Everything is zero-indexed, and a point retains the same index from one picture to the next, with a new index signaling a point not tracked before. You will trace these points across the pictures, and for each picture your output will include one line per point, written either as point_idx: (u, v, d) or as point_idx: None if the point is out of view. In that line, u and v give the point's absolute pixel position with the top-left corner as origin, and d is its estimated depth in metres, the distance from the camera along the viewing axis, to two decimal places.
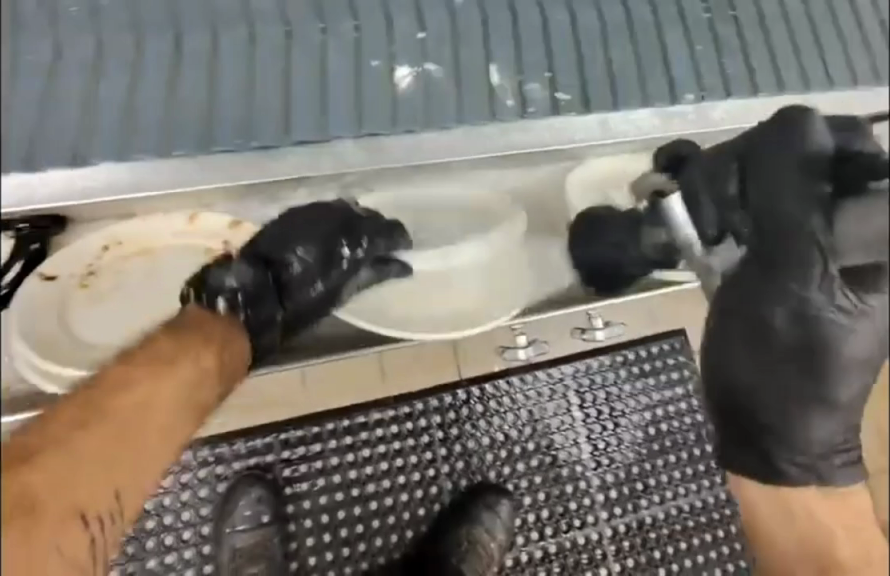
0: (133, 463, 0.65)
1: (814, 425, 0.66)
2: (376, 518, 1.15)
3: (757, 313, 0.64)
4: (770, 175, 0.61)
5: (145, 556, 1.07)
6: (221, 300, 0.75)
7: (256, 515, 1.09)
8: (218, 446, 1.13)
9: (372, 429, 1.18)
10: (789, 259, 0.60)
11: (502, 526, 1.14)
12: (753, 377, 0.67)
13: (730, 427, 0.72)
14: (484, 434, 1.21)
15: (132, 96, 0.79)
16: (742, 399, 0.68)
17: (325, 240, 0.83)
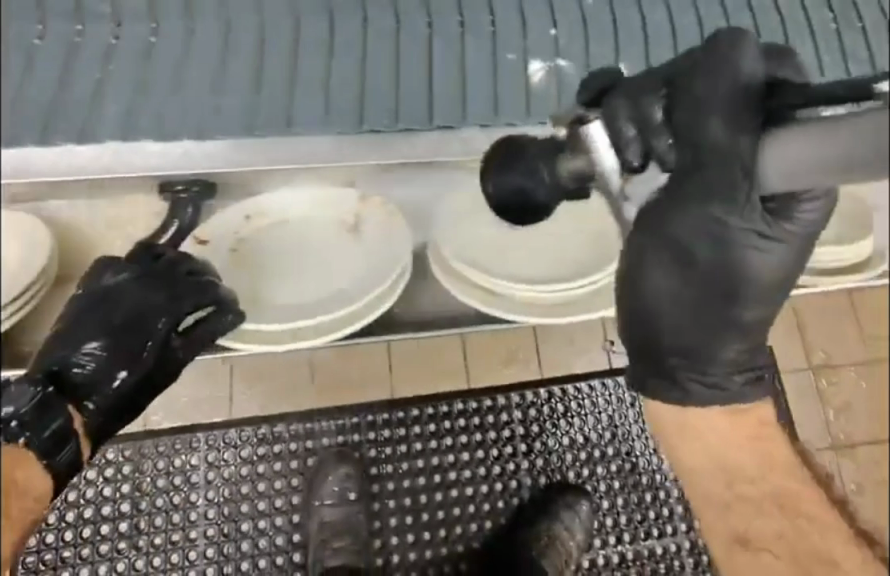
0: None
1: (727, 349, 0.60)
2: (455, 507, 1.18)
3: (681, 235, 0.55)
4: (706, 104, 0.50)
5: (239, 518, 1.14)
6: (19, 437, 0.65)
7: (343, 491, 1.14)
8: (309, 421, 1.20)
9: (455, 419, 1.23)
10: (705, 182, 0.52)
11: (582, 526, 1.17)
12: (671, 296, 0.58)
13: (644, 353, 0.61)
14: (564, 434, 1.25)
15: (225, 76, 0.78)
16: (667, 329, 0.59)
17: (135, 315, 0.75)
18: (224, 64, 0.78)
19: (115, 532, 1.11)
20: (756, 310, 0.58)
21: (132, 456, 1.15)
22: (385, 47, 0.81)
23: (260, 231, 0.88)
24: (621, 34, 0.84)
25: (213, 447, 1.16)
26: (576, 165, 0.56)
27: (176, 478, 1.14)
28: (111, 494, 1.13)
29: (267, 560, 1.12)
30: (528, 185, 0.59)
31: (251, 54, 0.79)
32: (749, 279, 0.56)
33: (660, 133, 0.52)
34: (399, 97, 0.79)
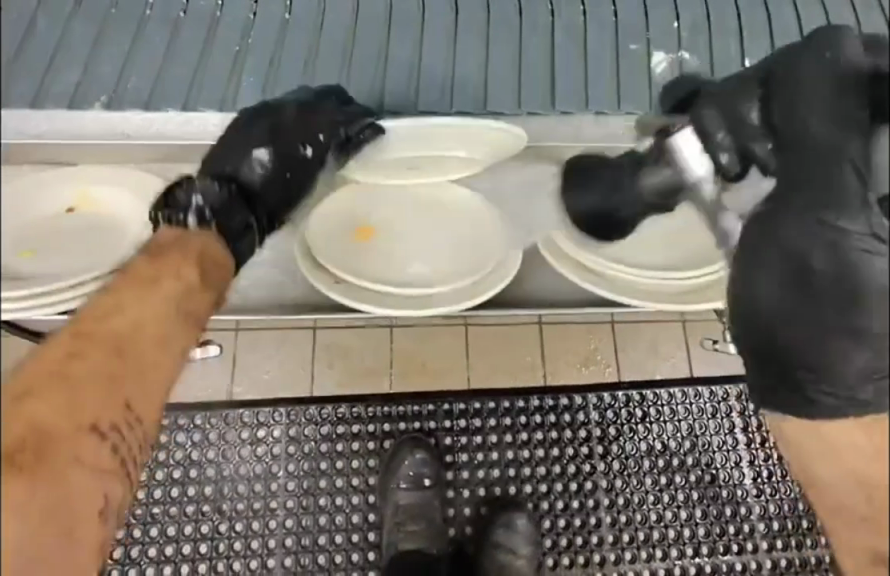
0: (135, 367, 0.58)
1: (855, 357, 0.49)
2: (529, 501, 1.25)
3: (791, 231, 0.52)
4: (804, 92, 0.53)
5: (318, 493, 1.21)
6: (190, 215, 0.68)
7: (419, 477, 1.19)
8: (387, 405, 1.27)
9: (532, 415, 1.29)
10: (823, 174, 0.52)
11: (524, 539, 1.20)
12: (784, 304, 0.52)
13: (766, 375, 0.54)
14: (642, 440, 1.30)
15: (350, 62, 0.82)
16: (778, 336, 0.52)
17: (284, 145, 0.75)
18: (350, 48, 0.83)
19: (201, 495, 1.19)
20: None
21: (219, 423, 1.23)
22: (508, 37, 0.84)
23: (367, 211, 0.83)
24: (744, 29, 0.83)
25: (295, 422, 1.24)
26: (658, 177, 0.64)
27: (259, 449, 1.22)
28: (198, 458, 1.21)
29: (344, 536, 1.19)
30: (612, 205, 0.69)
31: (378, 43, 0.83)
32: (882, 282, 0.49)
33: (758, 137, 0.56)
34: (521, 87, 0.82)
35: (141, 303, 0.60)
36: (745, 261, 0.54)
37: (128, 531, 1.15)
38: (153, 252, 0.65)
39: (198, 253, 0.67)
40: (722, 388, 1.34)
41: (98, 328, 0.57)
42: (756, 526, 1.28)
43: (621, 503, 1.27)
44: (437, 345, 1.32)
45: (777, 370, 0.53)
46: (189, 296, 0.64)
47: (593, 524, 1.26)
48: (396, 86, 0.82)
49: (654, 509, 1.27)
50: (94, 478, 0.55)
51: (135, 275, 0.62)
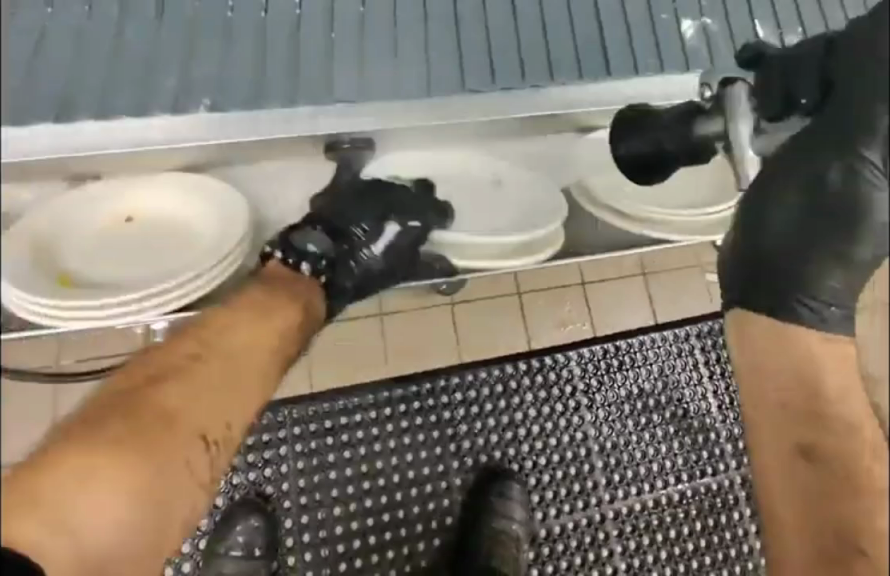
0: (241, 392, 0.75)
1: (833, 277, 0.57)
2: (528, 459, 1.34)
3: (810, 162, 0.58)
4: (859, 51, 0.58)
5: (330, 485, 1.27)
6: (305, 265, 0.80)
7: (249, 543, 1.20)
8: (385, 390, 1.31)
9: (522, 377, 1.37)
10: (849, 113, 0.56)
11: (520, 511, 1.28)
12: (788, 232, 0.59)
13: (760, 279, 0.60)
14: (621, 386, 1.40)
15: (361, 61, 0.82)
16: (774, 256, 0.59)
17: (384, 209, 0.81)
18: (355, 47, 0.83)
19: (213, 507, 1.23)
20: (872, 248, 0.55)
21: None
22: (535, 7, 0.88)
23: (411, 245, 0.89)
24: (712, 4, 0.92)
25: (306, 420, 1.28)
26: (709, 126, 0.67)
27: (266, 452, 1.26)
28: None
29: (360, 522, 1.26)
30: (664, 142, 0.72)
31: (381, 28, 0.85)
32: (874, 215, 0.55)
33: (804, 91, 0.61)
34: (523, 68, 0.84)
35: (251, 329, 0.77)
36: (762, 193, 0.61)
37: None
38: (266, 284, 0.78)
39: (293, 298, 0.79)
40: (686, 329, 1.46)
41: (220, 344, 0.74)
42: (725, 448, 1.41)
43: (609, 446, 1.37)
44: (419, 324, 1.37)
45: (775, 289, 0.59)
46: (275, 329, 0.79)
47: (586, 470, 1.35)
48: (445, 76, 0.82)
49: (638, 447, 1.38)
50: (191, 482, 0.71)
51: (237, 313, 0.76)
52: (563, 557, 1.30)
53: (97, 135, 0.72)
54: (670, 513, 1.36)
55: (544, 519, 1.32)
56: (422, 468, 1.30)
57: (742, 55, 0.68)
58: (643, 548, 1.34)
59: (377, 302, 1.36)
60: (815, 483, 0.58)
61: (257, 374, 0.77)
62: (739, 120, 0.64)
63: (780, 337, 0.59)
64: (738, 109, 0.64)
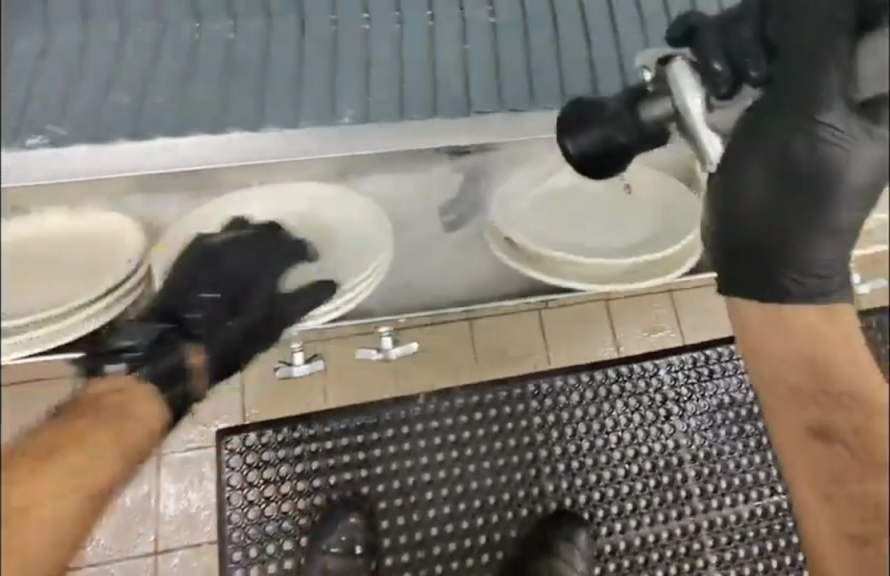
0: (32, 518, 0.64)
1: (821, 246, 0.51)
2: (619, 467, 1.33)
3: (767, 137, 0.51)
4: (799, 14, 0.53)
5: (425, 487, 1.27)
6: (121, 363, 0.76)
7: (349, 542, 1.21)
8: (476, 393, 1.34)
9: (612, 384, 1.37)
10: (798, 79, 0.50)
11: (580, 555, 1.24)
12: (767, 206, 0.52)
13: (742, 261, 0.54)
14: (712, 396, 1.38)
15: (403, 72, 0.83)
16: (753, 235, 0.53)
17: (229, 278, 0.83)
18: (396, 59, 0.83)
19: (311, 506, 1.25)
20: (848, 211, 0.50)
21: (318, 434, 1.28)
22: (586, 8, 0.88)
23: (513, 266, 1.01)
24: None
25: (399, 421, 1.31)
26: (655, 110, 0.61)
27: (361, 453, 1.28)
28: (304, 470, 1.26)
29: (455, 524, 1.25)
30: (609, 131, 0.65)
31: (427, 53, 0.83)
32: (842, 179, 0.49)
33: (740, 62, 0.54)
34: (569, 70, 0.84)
35: (103, 454, 0.72)
36: (736, 160, 0.52)
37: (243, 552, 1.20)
38: (116, 403, 0.74)
39: (124, 387, 0.76)
40: None
41: (87, 429, 0.71)
42: None
43: (702, 455, 1.34)
44: (510, 331, 1.40)
45: (760, 267, 0.53)
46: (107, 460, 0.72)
47: (679, 479, 1.32)
48: (490, 72, 0.84)
49: (732, 457, 1.34)
50: None
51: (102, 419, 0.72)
52: (658, 567, 1.27)
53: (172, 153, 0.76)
54: (767, 526, 1.30)
55: (637, 527, 1.29)
56: (514, 472, 1.30)
57: (672, 34, 0.61)
58: (741, 561, 1.28)
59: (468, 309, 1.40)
60: (840, 469, 0.53)
61: (83, 504, 0.69)
62: (686, 101, 0.56)
63: (775, 320, 0.54)
64: (682, 91, 0.56)
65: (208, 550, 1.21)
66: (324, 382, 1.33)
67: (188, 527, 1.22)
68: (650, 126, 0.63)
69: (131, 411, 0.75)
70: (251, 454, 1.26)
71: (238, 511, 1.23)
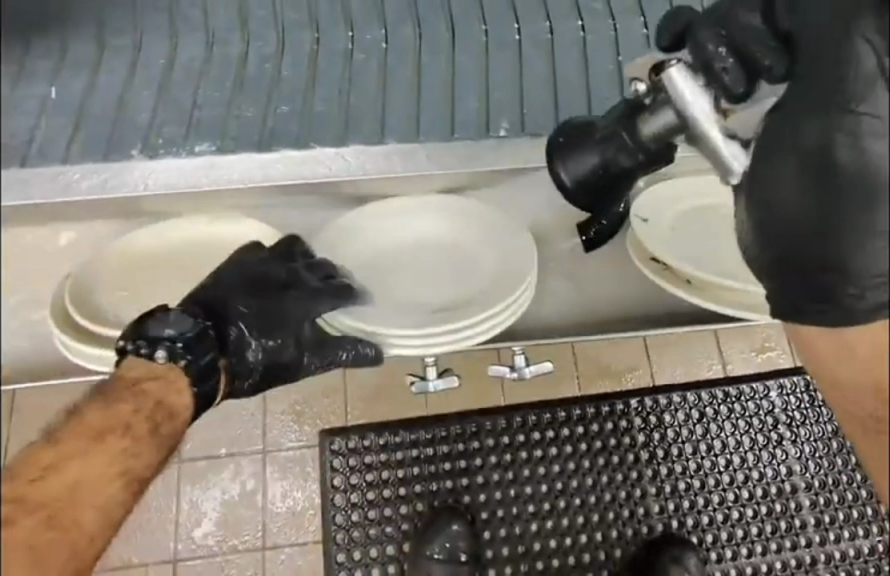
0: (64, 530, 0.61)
1: (865, 247, 0.51)
2: (729, 491, 1.26)
3: (798, 143, 0.53)
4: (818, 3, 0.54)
5: (525, 500, 1.26)
6: (161, 350, 0.71)
7: (454, 550, 1.20)
8: (573, 407, 1.31)
9: (721, 405, 1.31)
10: (821, 80, 0.53)
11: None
12: (806, 209, 0.53)
13: (790, 271, 0.54)
14: (827, 421, 1.31)
15: (518, 80, 0.88)
16: (800, 242, 0.53)
17: (265, 292, 0.77)
18: (523, 70, 0.89)
19: (413, 512, 1.27)
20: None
21: (419, 440, 1.31)
22: None
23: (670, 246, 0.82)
24: None
25: (500, 431, 1.30)
26: (659, 121, 0.59)
27: (461, 462, 1.29)
28: (406, 476, 1.29)
29: (557, 540, 1.23)
30: (611, 153, 0.63)
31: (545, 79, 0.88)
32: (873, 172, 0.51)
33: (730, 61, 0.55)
34: None
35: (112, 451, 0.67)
36: (771, 163, 0.54)
37: (349, 554, 1.24)
38: (150, 379, 0.71)
39: (165, 373, 0.72)
40: None
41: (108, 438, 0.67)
42: None
43: (817, 484, 1.27)
44: (613, 349, 1.37)
45: (802, 275, 0.53)
46: (133, 452, 0.68)
47: (793, 507, 1.25)
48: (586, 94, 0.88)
49: (848, 488, 1.27)
50: None
51: (126, 402, 0.70)
52: None
53: (290, 159, 0.82)
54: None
55: (750, 556, 1.22)
56: (618, 489, 1.26)
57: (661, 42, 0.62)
58: None
59: None
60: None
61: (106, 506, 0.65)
62: (692, 104, 0.56)
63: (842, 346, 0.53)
64: (687, 94, 0.56)
65: (313, 549, 1.26)
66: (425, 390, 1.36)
67: (293, 526, 1.27)
68: (652, 143, 0.62)
69: (168, 392, 0.71)
70: (354, 457, 1.30)
71: (343, 512, 1.27)
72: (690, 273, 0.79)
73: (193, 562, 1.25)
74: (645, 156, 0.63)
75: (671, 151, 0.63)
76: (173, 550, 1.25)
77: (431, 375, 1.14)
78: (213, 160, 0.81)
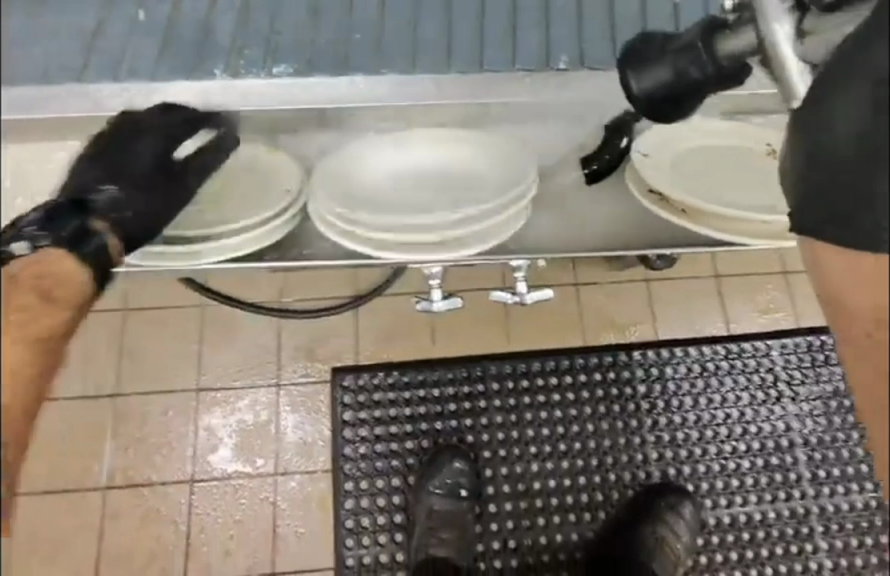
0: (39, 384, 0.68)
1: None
2: (726, 443, 1.32)
3: (880, 69, 0.50)
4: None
5: (529, 441, 1.32)
6: (25, 244, 0.73)
7: (456, 486, 1.26)
8: (579, 356, 1.37)
9: (722, 359, 1.37)
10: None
11: (686, 527, 1.25)
12: (853, 135, 0.51)
13: (822, 201, 0.53)
14: (828, 382, 1.37)
15: (571, 24, 0.91)
16: (832, 169, 0.53)
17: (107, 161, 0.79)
18: (579, 15, 0.92)
19: (420, 449, 1.33)
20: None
21: (427, 380, 1.36)
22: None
23: (659, 170, 0.86)
24: None
25: (504, 375, 1.36)
26: (738, 42, 0.67)
27: (468, 403, 1.35)
28: (416, 414, 1.34)
29: (557, 481, 1.30)
30: (684, 63, 0.70)
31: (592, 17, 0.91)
32: None
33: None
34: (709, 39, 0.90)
35: (30, 325, 0.70)
36: (829, 96, 0.53)
37: (356, 484, 1.30)
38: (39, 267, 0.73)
39: (55, 260, 0.73)
40: None
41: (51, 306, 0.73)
42: None
43: (814, 441, 1.33)
44: (622, 299, 1.42)
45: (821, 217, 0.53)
46: (63, 316, 0.74)
47: (789, 462, 1.32)
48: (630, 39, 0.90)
49: (845, 446, 1.33)
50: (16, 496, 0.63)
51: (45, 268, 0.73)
52: (764, 546, 1.27)
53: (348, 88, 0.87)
54: (881, 518, 1.29)
55: (743, 505, 1.29)
56: (618, 436, 1.33)
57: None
58: (855, 551, 1.28)
59: (570, 271, 1.42)
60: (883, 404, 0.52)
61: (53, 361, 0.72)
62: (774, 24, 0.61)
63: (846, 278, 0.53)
64: (769, 15, 0.61)
65: (322, 478, 1.31)
66: (431, 323, 1.41)
67: (303, 455, 1.32)
68: (726, 60, 0.69)
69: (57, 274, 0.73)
70: (362, 394, 1.35)
71: (351, 445, 1.32)
72: (684, 203, 0.82)
73: (208, 484, 1.30)
74: (714, 77, 0.70)
75: (741, 74, 0.71)
76: (189, 472, 1.31)
77: (436, 295, 1.11)
78: (245, 86, 0.87)
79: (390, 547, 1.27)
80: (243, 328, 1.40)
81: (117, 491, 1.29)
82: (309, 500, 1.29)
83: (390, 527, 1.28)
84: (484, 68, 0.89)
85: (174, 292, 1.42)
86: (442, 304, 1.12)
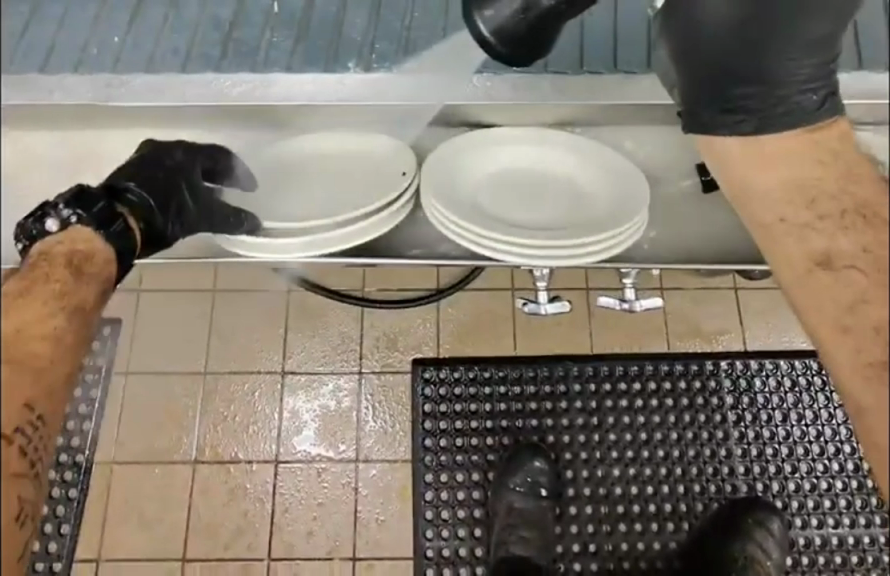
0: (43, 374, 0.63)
1: (783, 69, 0.70)
2: (819, 462, 1.27)
3: None
4: None
5: (611, 445, 1.30)
6: (53, 222, 0.73)
7: (535, 486, 1.25)
8: (664, 362, 1.34)
9: (814, 375, 1.33)
10: None
11: (776, 544, 1.20)
12: (718, 25, 0.73)
13: (708, 75, 0.73)
14: None
15: None
16: (705, 49, 0.74)
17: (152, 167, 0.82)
18: None
19: (500, 445, 1.32)
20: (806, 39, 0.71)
21: (509, 377, 1.36)
22: None
23: None
24: None
25: (586, 377, 1.34)
26: None
27: (549, 403, 1.34)
28: (496, 411, 1.34)
29: (639, 487, 1.27)
30: None
31: None
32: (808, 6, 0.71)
33: None
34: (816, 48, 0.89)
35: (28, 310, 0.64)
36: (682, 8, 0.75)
37: (436, 476, 1.31)
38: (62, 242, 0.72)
39: (75, 236, 0.73)
40: None
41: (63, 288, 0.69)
42: None
43: None
44: (709, 306, 1.38)
45: (714, 95, 0.73)
46: (75, 295, 0.69)
47: None
48: None
49: None
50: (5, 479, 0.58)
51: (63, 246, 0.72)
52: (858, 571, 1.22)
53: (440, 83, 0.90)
54: None
55: (836, 527, 1.24)
56: (703, 447, 1.29)
57: None
58: None
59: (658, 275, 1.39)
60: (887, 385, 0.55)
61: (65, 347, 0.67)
62: None
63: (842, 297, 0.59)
64: None
65: (401, 468, 1.32)
66: (514, 323, 1.40)
67: (384, 443, 1.34)
68: None
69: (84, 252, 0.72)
70: (444, 387, 1.36)
71: (432, 437, 1.34)
72: None
73: (292, 465, 1.33)
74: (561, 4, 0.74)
75: None
76: (274, 452, 1.34)
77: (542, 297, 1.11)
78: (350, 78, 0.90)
79: (468, 542, 1.28)
80: (328, 314, 1.43)
81: (206, 466, 1.34)
82: (388, 489, 1.31)
83: (470, 521, 1.29)
84: (586, 70, 0.90)
85: (263, 278, 1.47)
86: (550, 308, 1.12)
